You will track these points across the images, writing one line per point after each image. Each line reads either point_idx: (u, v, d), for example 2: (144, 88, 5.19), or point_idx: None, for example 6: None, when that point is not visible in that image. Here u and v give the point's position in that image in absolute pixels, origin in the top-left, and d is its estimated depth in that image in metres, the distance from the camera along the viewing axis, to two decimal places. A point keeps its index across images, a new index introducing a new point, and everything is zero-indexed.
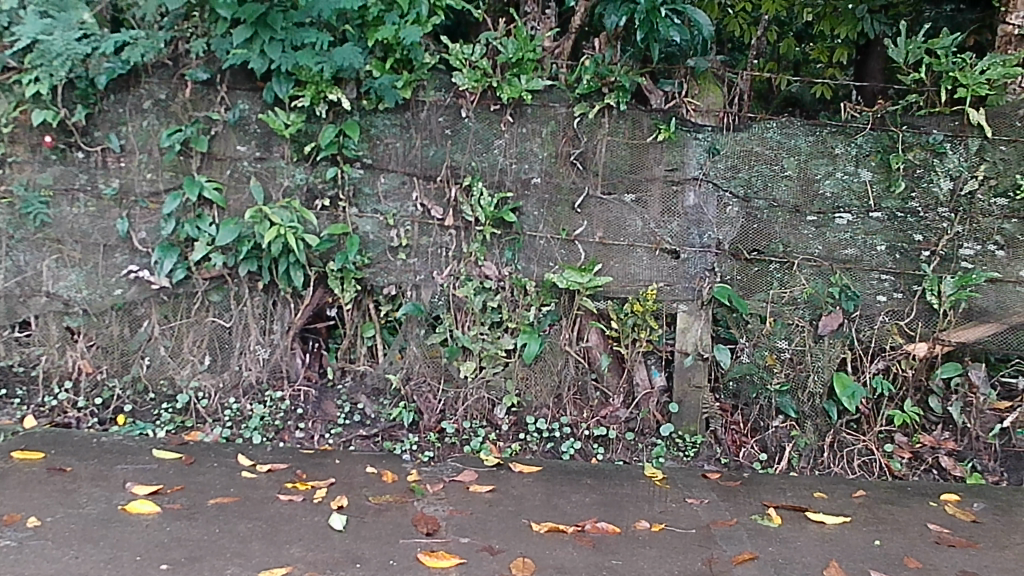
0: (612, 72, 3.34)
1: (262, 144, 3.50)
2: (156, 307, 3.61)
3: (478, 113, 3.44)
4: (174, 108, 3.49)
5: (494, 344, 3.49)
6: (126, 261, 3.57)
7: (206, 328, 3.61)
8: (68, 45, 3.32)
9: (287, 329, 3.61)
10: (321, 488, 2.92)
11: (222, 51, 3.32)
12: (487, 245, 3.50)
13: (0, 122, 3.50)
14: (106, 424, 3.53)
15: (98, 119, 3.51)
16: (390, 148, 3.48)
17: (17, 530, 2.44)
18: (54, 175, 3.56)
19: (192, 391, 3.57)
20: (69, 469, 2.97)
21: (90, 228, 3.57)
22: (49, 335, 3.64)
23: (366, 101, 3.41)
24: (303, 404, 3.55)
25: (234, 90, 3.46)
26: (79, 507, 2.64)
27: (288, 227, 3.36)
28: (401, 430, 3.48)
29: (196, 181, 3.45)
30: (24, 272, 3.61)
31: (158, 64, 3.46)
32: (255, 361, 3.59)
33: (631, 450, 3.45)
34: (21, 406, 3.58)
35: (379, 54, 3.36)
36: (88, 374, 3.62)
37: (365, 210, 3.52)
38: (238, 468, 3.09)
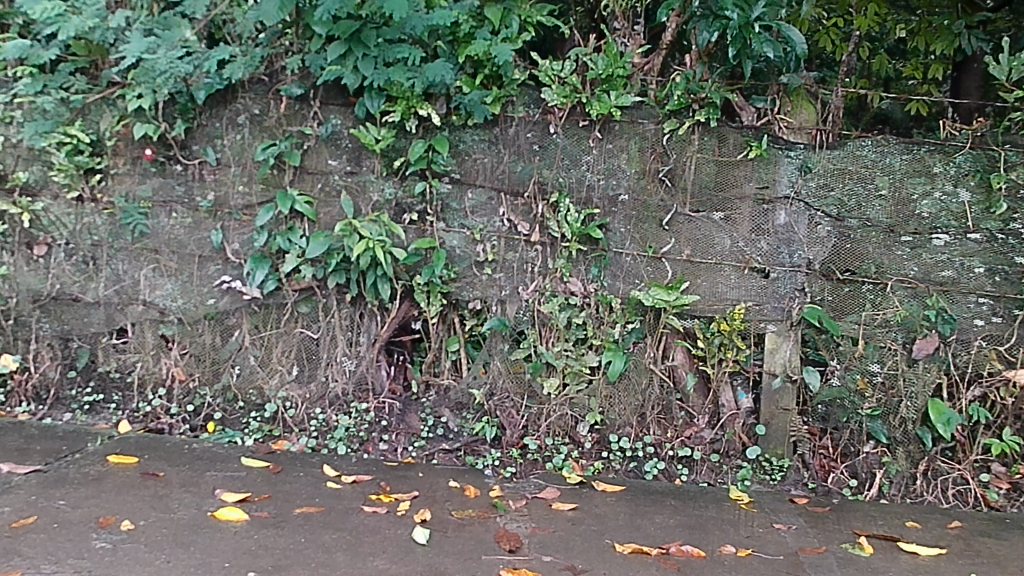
0: (703, 89, 3.29)
1: (353, 158, 3.55)
2: (247, 316, 3.67)
3: (566, 129, 3.44)
4: (269, 123, 3.56)
5: (578, 360, 3.46)
6: (219, 272, 3.65)
7: (294, 338, 3.66)
8: (171, 63, 3.41)
9: (373, 341, 3.63)
10: (404, 501, 2.94)
11: (317, 67, 3.38)
12: (573, 261, 3.48)
13: (105, 136, 3.63)
14: (197, 431, 3.60)
15: (196, 133, 3.61)
16: (478, 163, 3.50)
17: (112, 533, 2.50)
18: (153, 187, 3.66)
19: (279, 400, 3.61)
20: (162, 474, 3.03)
21: (185, 239, 3.66)
22: (144, 343, 3.73)
23: (456, 117, 3.44)
24: (387, 416, 3.59)
25: (327, 105, 3.53)
26: (170, 512, 2.69)
27: (377, 241, 3.41)
28: (484, 445, 3.48)
29: (289, 194, 3.52)
30: (123, 281, 3.72)
31: (254, 80, 3.55)
32: (342, 372, 3.62)
33: (716, 471, 3.38)
34: (117, 411, 3.69)
35: (469, 70, 3.39)
36: (181, 382, 3.70)
37: (453, 225, 3.54)
38: (324, 478, 3.12)
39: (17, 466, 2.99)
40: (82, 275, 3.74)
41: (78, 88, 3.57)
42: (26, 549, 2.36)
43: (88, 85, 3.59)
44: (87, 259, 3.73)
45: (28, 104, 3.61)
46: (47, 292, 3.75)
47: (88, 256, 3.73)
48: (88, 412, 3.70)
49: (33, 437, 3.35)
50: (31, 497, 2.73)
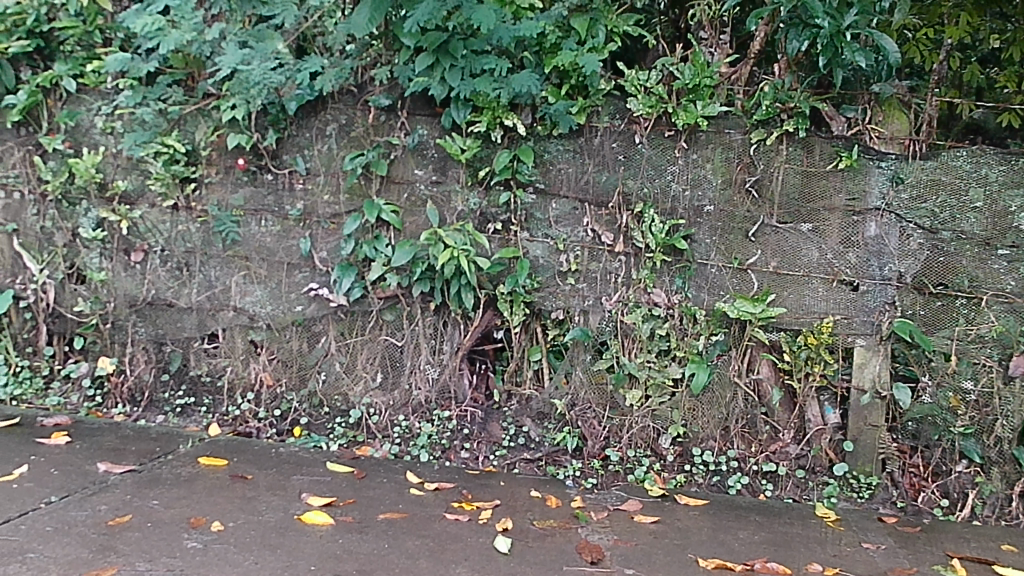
0: (792, 98, 3.25)
1: (439, 167, 3.58)
2: (333, 323, 3.73)
3: (652, 139, 3.42)
4: (357, 133, 3.62)
5: (661, 372, 3.44)
6: (306, 279, 3.72)
7: (379, 346, 3.70)
8: (264, 74, 3.50)
9: (456, 350, 3.66)
10: (486, 510, 2.95)
11: (406, 78, 3.44)
12: (657, 272, 3.46)
13: (200, 145, 3.73)
14: (284, 435, 3.67)
15: (287, 143, 3.69)
16: (562, 173, 3.50)
17: (203, 534, 2.56)
18: (245, 196, 3.75)
19: (364, 406, 3.66)
20: (250, 477, 3.10)
21: (274, 246, 3.74)
22: (234, 348, 3.81)
23: (541, 127, 3.45)
24: (469, 424, 3.60)
25: (414, 115, 3.57)
26: (259, 515, 2.75)
27: (461, 250, 3.43)
28: (565, 456, 3.46)
29: (375, 203, 3.56)
30: (215, 287, 3.81)
31: (344, 91, 3.61)
32: (425, 380, 3.66)
33: (801, 487, 3.31)
34: (207, 413, 3.78)
35: (555, 80, 3.40)
36: (269, 387, 3.77)
37: (536, 234, 3.54)
38: (407, 485, 3.15)
39: (114, 466, 3.09)
40: (176, 281, 3.84)
41: (175, 100, 3.69)
42: (122, 546, 2.43)
43: (185, 96, 3.70)
44: (181, 266, 3.84)
45: (128, 115, 3.76)
46: (142, 297, 3.87)
47: (183, 262, 3.83)
48: (180, 414, 3.80)
49: (129, 438, 3.46)
50: (126, 496, 2.81)
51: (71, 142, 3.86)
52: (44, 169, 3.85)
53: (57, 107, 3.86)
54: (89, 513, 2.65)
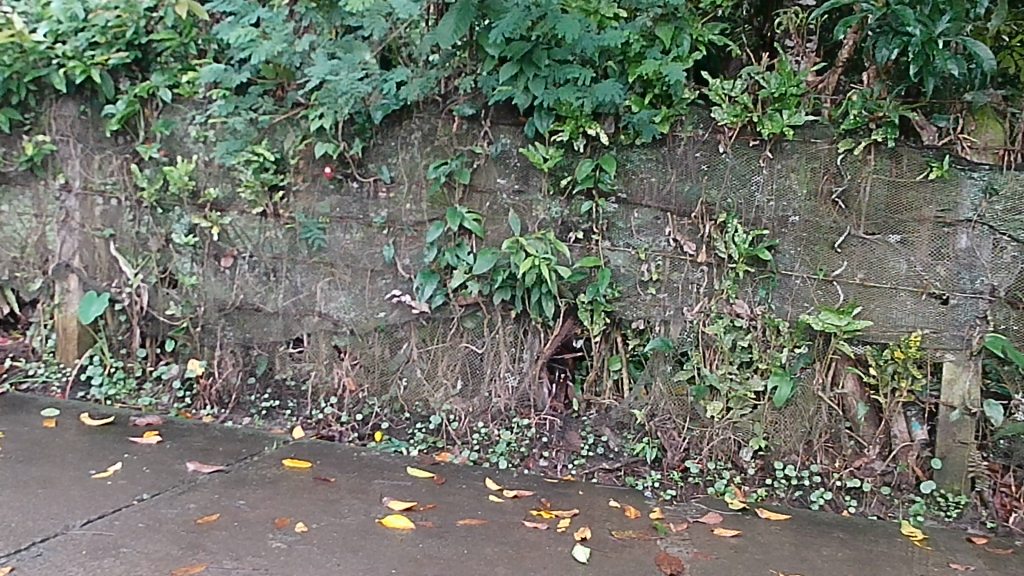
0: (882, 107, 3.19)
1: (521, 177, 3.59)
2: (415, 330, 3.76)
3: (737, 148, 3.39)
4: (442, 142, 3.66)
5: (743, 385, 3.39)
6: (389, 286, 3.77)
7: (459, 353, 3.72)
8: (352, 84, 3.57)
9: (536, 358, 3.65)
10: (565, 518, 2.95)
11: (490, 88, 3.47)
12: (741, 283, 3.42)
13: (289, 154, 3.82)
14: (365, 440, 3.71)
15: (372, 152, 3.75)
16: (645, 183, 3.49)
17: (287, 534, 2.61)
18: (331, 204, 3.82)
19: (444, 413, 3.69)
20: (333, 480, 3.15)
21: (359, 253, 3.80)
22: (319, 352, 3.88)
23: (624, 136, 3.45)
24: (548, 433, 3.59)
25: (497, 125, 3.59)
26: (342, 517, 2.79)
27: (542, 259, 3.46)
28: (644, 467, 3.44)
29: (458, 212, 3.60)
30: (300, 293, 3.89)
31: (429, 101, 3.66)
32: (505, 388, 3.67)
33: (886, 505, 3.23)
34: (292, 417, 3.85)
35: (639, 90, 3.40)
36: (351, 392, 3.83)
37: (618, 244, 3.53)
38: (486, 492, 3.17)
39: (203, 466, 3.17)
40: (263, 286, 3.93)
41: (265, 109, 3.78)
42: (210, 544, 2.49)
43: (275, 106, 3.79)
44: (268, 271, 3.92)
45: (220, 124, 3.87)
46: (231, 302, 3.97)
47: (270, 268, 3.92)
48: (265, 417, 3.88)
49: (216, 439, 3.54)
50: (214, 496, 2.89)
51: (166, 150, 3.99)
52: (140, 176, 3.99)
53: (153, 117, 3.98)
54: (179, 511, 2.73)
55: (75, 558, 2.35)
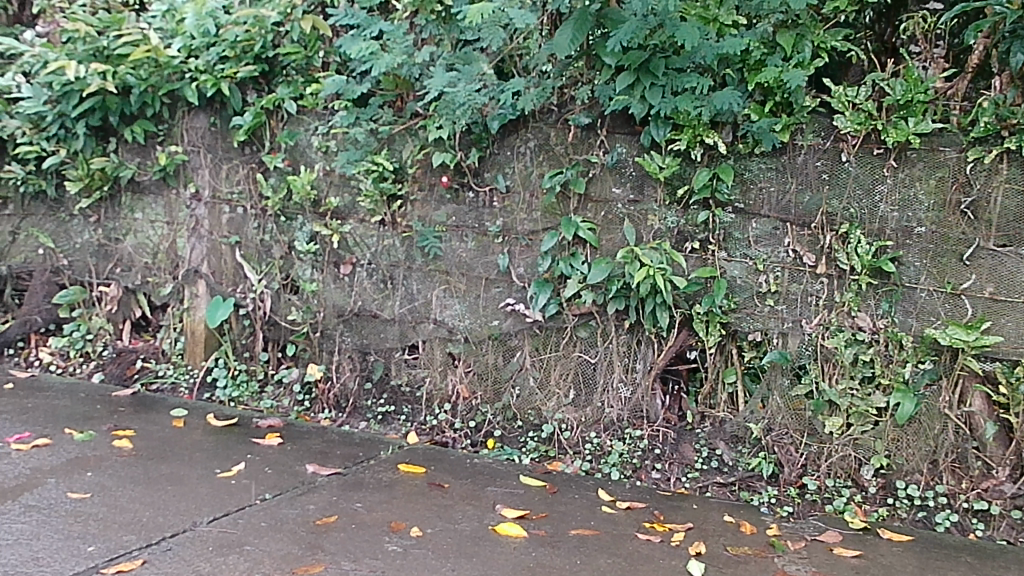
0: (1015, 114, 3.04)
1: (637, 186, 3.57)
2: (528, 339, 3.77)
3: (860, 157, 3.30)
4: (559, 152, 3.67)
5: (865, 401, 3.28)
6: (503, 294, 3.79)
7: (572, 362, 3.71)
8: (469, 96, 3.61)
9: (649, 368, 3.60)
10: (679, 532, 2.91)
11: (606, 97, 3.46)
12: (862, 295, 3.31)
13: (407, 164, 3.89)
14: (478, 447, 3.73)
15: (488, 161, 3.79)
16: (764, 192, 3.42)
17: (403, 538, 2.65)
18: (448, 213, 3.87)
19: (556, 422, 3.67)
20: (447, 485, 3.18)
21: (474, 262, 3.84)
22: (433, 359, 3.92)
23: (742, 144, 3.40)
24: (661, 444, 3.53)
25: (613, 134, 3.58)
26: (456, 523, 2.82)
27: (658, 268, 3.43)
28: (760, 481, 3.36)
29: (573, 221, 3.61)
30: (417, 301, 3.95)
31: (545, 110, 3.67)
32: (618, 399, 3.62)
33: (1017, 529, 3.05)
34: (406, 422, 3.89)
35: (758, 97, 3.33)
36: (465, 399, 3.86)
37: (735, 254, 3.47)
38: (598, 502, 3.15)
39: (321, 468, 3.25)
40: (380, 293, 4.01)
41: (385, 120, 3.87)
42: (329, 545, 2.55)
43: (394, 117, 3.86)
44: (385, 279, 4.00)
45: (341, 134, 3.97)
46: (350, 308, 4.05)
47: (387, 276, 3.99)
48: (381, 421, 3.93)
49: (334, 442, 3.62)
50: (333, 497, 2.95)
51: (290, 160, 4.11)
52: (266, 186, 4.13)
53: (278, 128, 4.12)
54: (299, 511, 2.80)
55: (202, 554, 2.43)
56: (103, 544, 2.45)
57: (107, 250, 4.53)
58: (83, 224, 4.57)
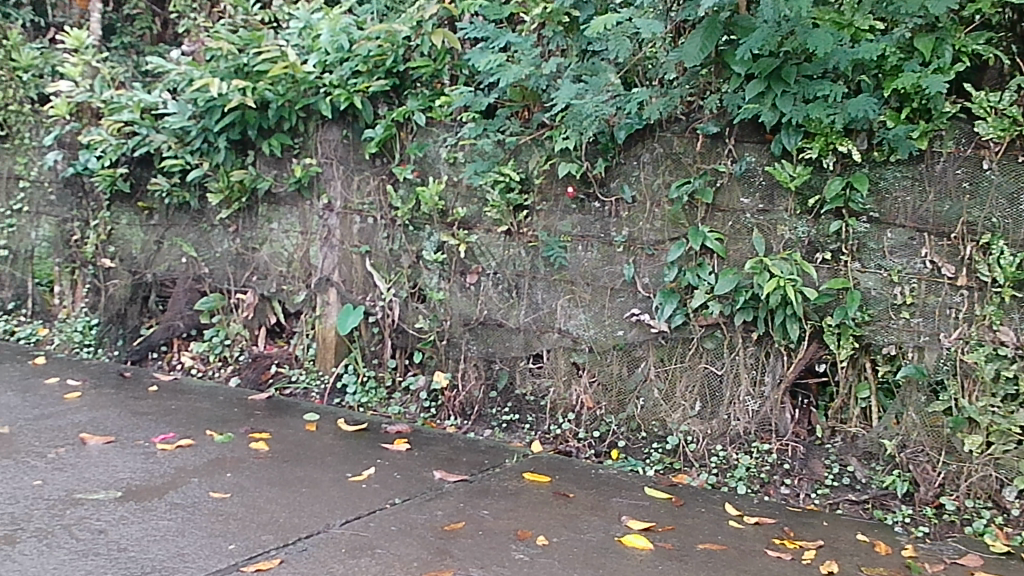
0: None
1: (766, 196, 3.51)
2: (654, 349, 3.74)
3: (1003, 165, 3.16)
4: (686, 162, 3.64)
5: (1007, 419, 3.11)
6: (628, 304, 3.77)
7: (698, 374, 3.66)
8: (597, 107, 3.60)
9: (778, 382, 3.52)
10: (810, 550, 2.84)
11: (735, 106, 3.42)
12: (1006, 308, 3.15)
13: (533, 174, 3.91)
14: (602, 457, 3.72)
15: (614, 171, 3.79)
16: (900, 202, 3.31)
17: (529, 546, 2.66)
18: (573, 222, 3.88)
19: (681, 434, 3.64)
20: (572, 495, 3.19)
21: (599, 271, 3.83)
22: (557, 368, 3.92)
23: (877, 153, 3.30)
24: (790, 459, 3.45)
25: (742, 142, 3.52)
26: (581, 533, 2.82)
27: (787, 279, 3.37)
28: (894, 501, 3.23)
29: (700, 231, 3.57)
30: (541, 310, 3.97)
31: (672, 119, 3.65)
32: (745, 411, 3.56)
33: None
34: (531, 431, 3.92)
35: (895, 104, 3.23)
36: (589, 409, 3.84)
37: (869, 265, 3.37)
38: (726, 517, 3.10)
39: (448, 474, 3.29)
40: (505, 302, 4.04)
41: (512, 131, 3.91)
42: (457, 551, 2.58)
43: (521, 128, 3.90)
44: (511, 288, 4.03)
45: (470, 146, 4.04)
46: (476, 317, 4.10)
47: (513, 285, 4.03)
48: (506, 429, 3.96)
49: (460, 449, 3.67)
50: (460, 504, 2.99)
51: (419, 171, 4.19)
52: (395, 197, 4.22)
53: (408, 140, 4.22)
54: (428, 517, 2.85)
55: (336, 555, 2.50)
56: (243, 543, 2.54)
57: (245, 259, 4.70)
58: (223, 234, 4.77)
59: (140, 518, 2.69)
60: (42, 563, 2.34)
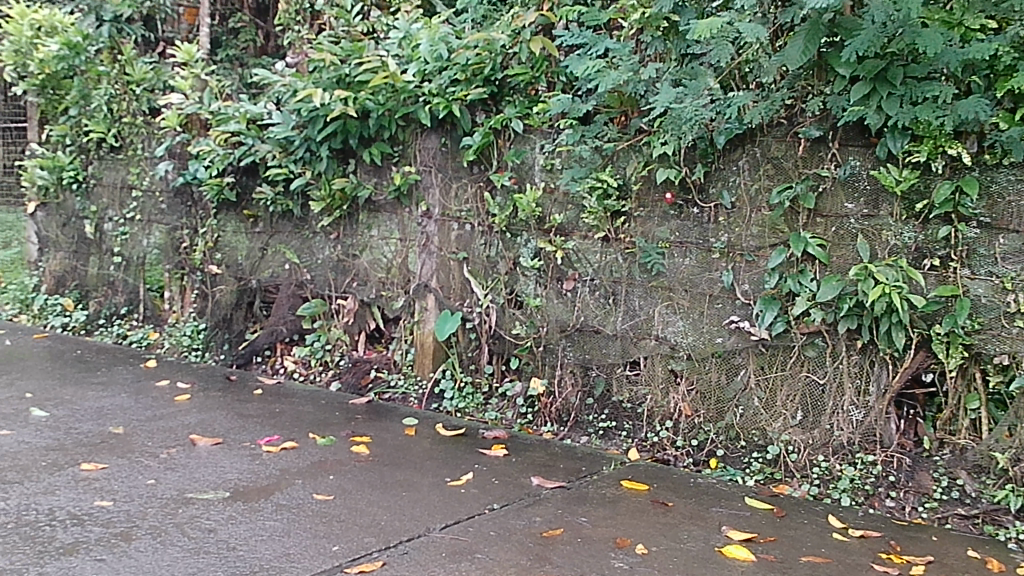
0: None
1: (871, 201, 3.42)
2: (754, 357, 3.68)
3: None
4: (787, 166, 3.58)
5: None
6: (728, 311, 3.72)
7: (800, 382, 3.59)
8: (696, 111, 3.55)
9: (883, 392, 3.43)
10: (919, 565, 2.76)
11: (839, 108, 3.35)
12: None
13: (631, 180, 3.89)
14: (700, 466, 3.69)
15: (714, 177, 3.74)
16: (1013, 206, 3.18)
17: (629, 555, 2.65)
18: (672, 229, 3.84)
19: (782, 443, 3.57)
20: (671, 504, 3.16)
21: (698, 278, 3.79)
22: (655, 376, 3.89)
23: (989, 156, 3.18)
24: (896, 471, 3.35)
25: (846, 146, 3.45)
26: (681, 542, 2.79)
27: (894, 287, 3.27)
28: (1007, 516, 3.11)
29: (801, 237, 3.51)
30: (639, 316, 3.94)
31: (774, 123, 3.59)
32: (848, 422, 3.47)
33: None
34: (627, 438, 3.91)
35: (1008, 105, 3.12)
36: (687, 417, 3.80)
37: (979, 272, 3.24)
38: (829, 529, 3.04)
39: (546, 481, 3.30)
40: (602, 309, 4.03)
41: (610, 137, 3.90)
42: (556, 557, 2.58)
43: (619, 134, 3.89)
44: (608, 295, 4.01)
45: (567, 152, 4.05)
46: (573, 323, 4.09)
47: (610, 291, 4.01)
48: (602, 436, 3.96)
49: (557, 456, 3.67)
50: (558, 511, 2.99)
51: (517, 178, 4.22)
52: (493, 204, 4.26)
53: (506, 147, 4.24)
54: (526, 522, 2.86)
55: (437, 559, 2.52)
56: (346, 544, 2.59)
57: (345, 265, 4.79)
58: (324, 241, 4.86)
59: (248, 518, 2.77)
60: (157, 560, 2.42)
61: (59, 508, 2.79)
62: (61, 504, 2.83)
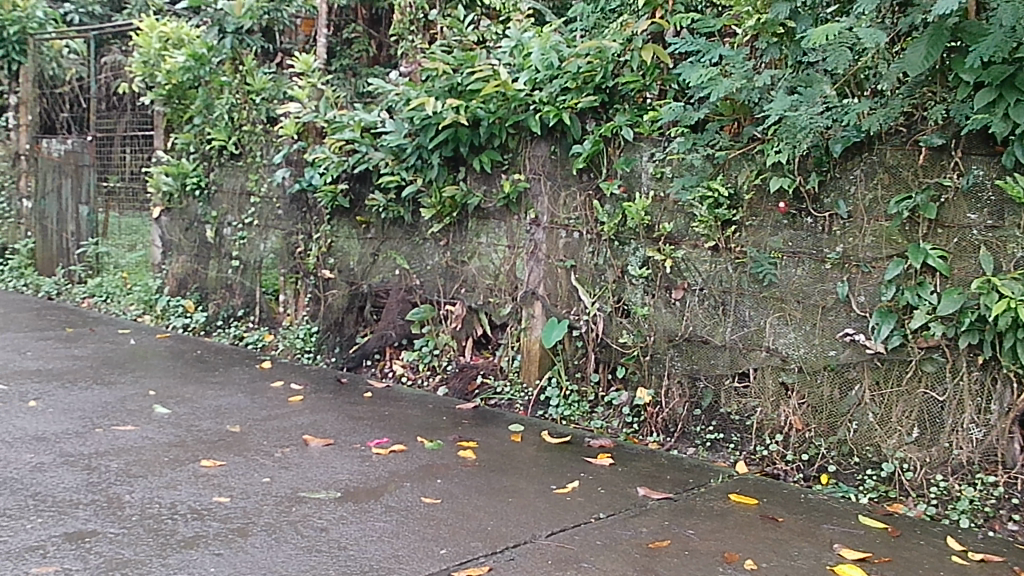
0: None
1: (996, 211, 3.29)
2: (869, 371, 3.58)
3: None
4: (905, 175, 3.47)
5: None
6: (842, 323, 3.63)
7: (917, 399, 3.47)
8: (812, 119, 3.48)
9: (1007, 410, 3.28)
10: None
11: (963, 117, 3.25)
12: None
13: (743, 189, 3.83)
14: (810, 481, 3.61)
15: (829, 186, 3.65)
16: None
17: (738, 570, 2.60)
18: (784, 238, 3.77)
19: (897, 461, 3.47)
20: (782, 520, 3.10)
21: (811, 289, 3.71)
22: (765, 389, 3.82)
23: None
24: (1019, 493, 3.20)
25: (969, 155, 3.33)
26: (792, 559, 2.73)
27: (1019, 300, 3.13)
28: None
29: (921, 248, 3.40)
30: (748, 327, 3.88)
31: (893, 130, 3.49)
32: (968, 440, 3.34)
33: None
34: (735, 451, 3.85)
35: None
36: (798, 430, 3.72)
37: None
38: (947, 551, 2.93)
39: (652, 491, 3.27)
40: (711, 320, 3.98)
41: (722, 145, 3.85)
42: (663, 570, 2.56)
43: (730, 142, 3.84)
44: (717, 305, 3.96)
45: (678, 160, 4.01)
46: (681, 333, 4.05)
47: (719, 302, 3.95)
48: (710, 448, 3.91)
49: (664, 466, 3.64)
50: (665, 522, 2.96)
51: (626, 187, 4.20)
52: (602, 211, 4.26)
53: (615, 155, 4.23)
54: (633, 533, 2.84)
55: (543, 566, 2.53)
56: (454, 548, 2.61)
57: (454, 271, 4.85)
58: (434, 247, 4.93)
59: (358, 518, 2.82)
60: (271, 556, 2.49)
61: (181, 502, 2.90)
62: (182, 498, 2.94)
